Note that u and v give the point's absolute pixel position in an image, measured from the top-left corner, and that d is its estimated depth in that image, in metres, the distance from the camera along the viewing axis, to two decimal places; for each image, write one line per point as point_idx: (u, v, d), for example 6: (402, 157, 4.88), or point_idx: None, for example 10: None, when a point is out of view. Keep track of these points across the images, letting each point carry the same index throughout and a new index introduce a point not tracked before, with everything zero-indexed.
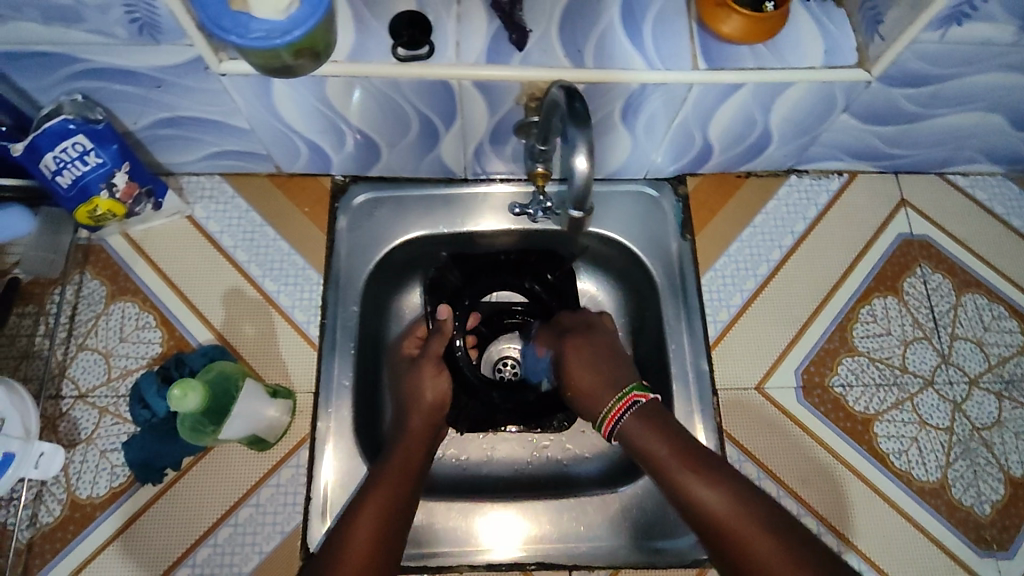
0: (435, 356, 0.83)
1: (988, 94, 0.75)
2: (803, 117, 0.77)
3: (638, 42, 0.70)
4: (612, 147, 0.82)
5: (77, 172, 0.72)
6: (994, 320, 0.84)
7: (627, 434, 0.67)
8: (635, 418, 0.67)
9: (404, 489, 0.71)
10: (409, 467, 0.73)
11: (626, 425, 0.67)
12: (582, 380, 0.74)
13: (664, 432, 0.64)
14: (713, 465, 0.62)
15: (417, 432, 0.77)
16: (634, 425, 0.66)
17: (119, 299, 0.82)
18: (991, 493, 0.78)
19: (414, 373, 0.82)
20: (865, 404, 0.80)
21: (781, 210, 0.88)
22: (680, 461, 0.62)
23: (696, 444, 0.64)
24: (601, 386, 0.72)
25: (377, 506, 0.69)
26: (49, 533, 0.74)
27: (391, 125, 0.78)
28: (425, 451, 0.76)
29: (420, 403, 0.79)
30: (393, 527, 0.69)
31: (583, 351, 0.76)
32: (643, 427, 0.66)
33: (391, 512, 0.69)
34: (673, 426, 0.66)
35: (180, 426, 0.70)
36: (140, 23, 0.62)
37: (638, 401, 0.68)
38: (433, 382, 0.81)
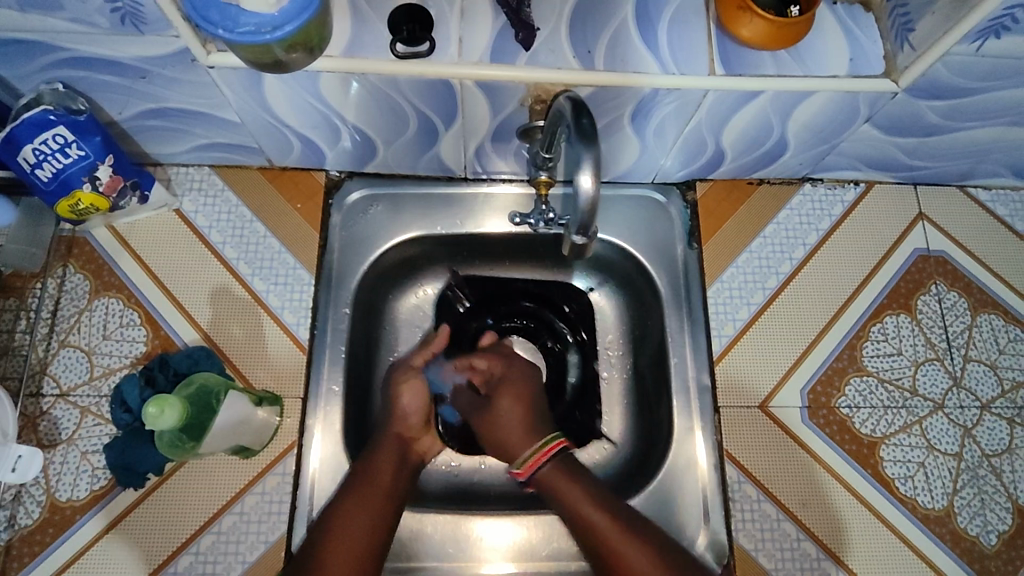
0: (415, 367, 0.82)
1: (1019, 108, 0.71)
2: (822, 126, 0.73)
3: (653, 44, 0.66)
4: (620, 151, 0.78)
5: (58, 165, 0.68)
6: (1009, 343, 0.81)
7: (545, 482, 0.69)
8: (554, 468, 0.69)
9: (380, 503, 0.69)
10: (383, 479, 0.71)
11: (546, 474, 0.69)
12: (507, 409, 0.77)
13: (584, 487, 0.68)
14: (629, 516, 0.66)
15: (391, 442, 0.75)
16: (555, 476, 0.69)
17: (103, 295, 0.79)
18: (998, 523, 0.75)
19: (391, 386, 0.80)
20: (871, 427, 0.78)
21: (794, 220, 0.84)
22: (599, 512, 0.66)
23: (610, 494, 0.68)
24: (524, 425, 0.75)
25: (355, 521, 0.67)
26: (28, 536, 0.72)
27: (389, 122, 0.74)
28: (397, 461, 0.73)
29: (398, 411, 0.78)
30: (374, 545, 0.66)
31: (520, 390, 0.79)
32: (562, 477, 0.69)
33: (371, 528, 0.67)
34: (592, 478, 0.69)
35: (157, 442, 0.68)
36: (122, 12, 0.58)
37: (559, 450, 0.71)
38: (414, 394, 0.79)
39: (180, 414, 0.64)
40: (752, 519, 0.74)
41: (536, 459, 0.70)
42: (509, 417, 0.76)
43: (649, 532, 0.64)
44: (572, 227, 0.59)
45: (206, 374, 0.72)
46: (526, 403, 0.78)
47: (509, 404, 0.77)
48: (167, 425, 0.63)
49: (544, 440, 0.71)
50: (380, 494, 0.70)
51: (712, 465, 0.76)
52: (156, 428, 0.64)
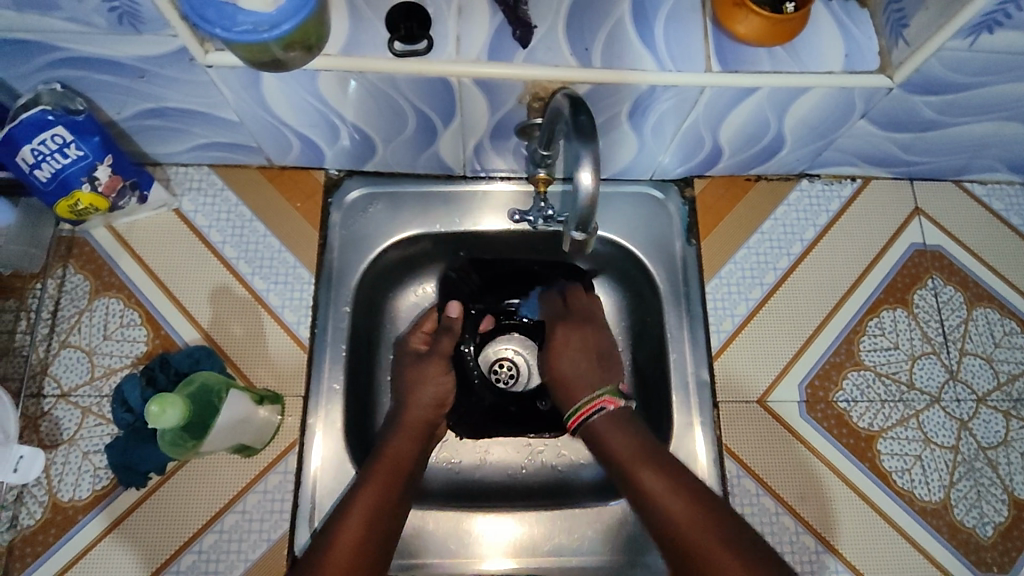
0: (441, 354, 0.81)
1: (1014, 103, 0.72)
2: (819, 122, 0.74)
3: (650, 41, 0.66)
4: (618, 148, 0.78)
5: (57, 165, 0.68)
6: (1005, 336, 0.82)
7: (596, 431, 0.73)
8: (603, 419, 0.73)
9: (394, 489, 0.70)
10: (401, 462, 0.72)
11: (597, 424, 0.73)
12: (564, 368, 0.80)
13: (629, 435, 0.71)
14: (668, 465, 0.68)
15: (414, 424, 0.76)
16: (603, 425, 0.72)
17: (103, 295, 0.79)
18: (994, 515, 0.76)
19: (416, 369, 0.80)
20: (869, 421, 0.78)
21: (791, 216, 0.85)
22: (644, 464, 0.68)
23: (662, 448, 0.70)
24: (581, 379, 0.78)
25: (366, 509, 0.68)
26: (30, 536, 0.72)
27: (387, 121, 0.74)
28: (417, 445, 0.75)
29: (418, 399, 0.78)
30: (379, 533, 0.67)
31: (577, 342, 0.81)
32: (611, 427, 0.72)
33: (380, 514, 0.68)
34: (642, 431, 0.72)
35: (159, 440, 0.67)
36: (119, 11, 0.58)
37: (606, 406, 0.73)
38: (434, 381, 0.79)
39: (183, 412, 0.64)
40: (751, 513, 0.75)
41: (582, 415, 0.74)
42: (562, 374, 0.80)
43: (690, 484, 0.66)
44: (571, 225, 0.59)
45: (207, 373, 0.72)
46: (585, 356, 0.80)
47: (566, 359, 0.80)
48: (171, 421, 0.63)
49: (590, 396, 0.75)
50: (394, 477, 0.71)
51: (711, 460, 0.76)
52: (159, 426, 0.63)
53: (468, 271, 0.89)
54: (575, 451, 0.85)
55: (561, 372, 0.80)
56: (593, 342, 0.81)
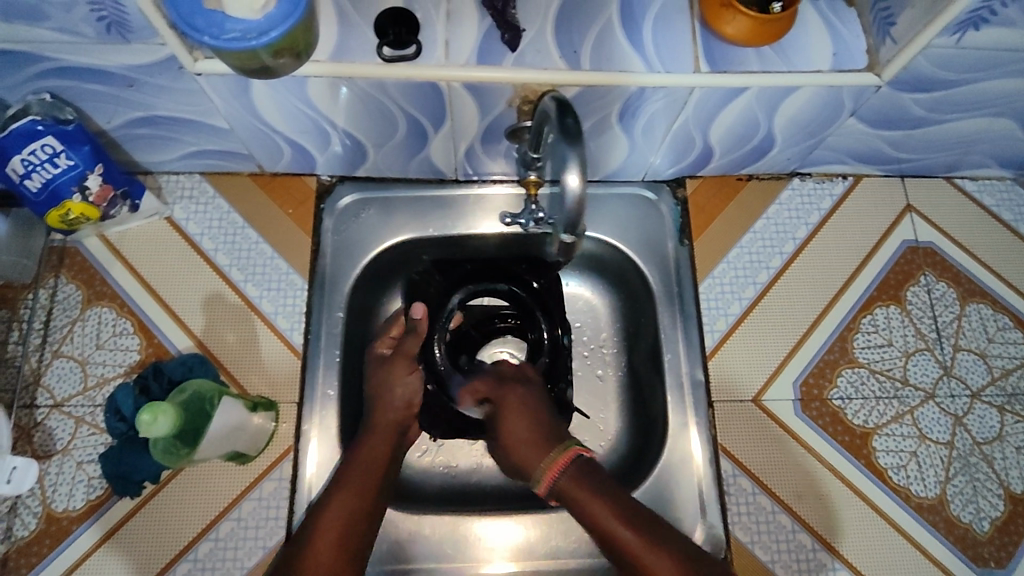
0: (408, 354, 0.78)
1: (1003, 99, 0.72)
2: (809, 121, 0.74)
3: (638, 43, 0.66)
4: (609, 150, 0.78)
5: (47, 175, 0.68)
6: (998, 331, 0.82)
7: (562, 493, 0.63)
8: (573, 478, 0.63)
9: (373, 487, 0.69)
10: (376, 461, 0.71)
11: (566, 484, 0.62)
12: (513, 433, 0.70)
13: (606, 498, 0.60)
14: (660, 532, 0.58)
15: (386, 425, 0.75)
16: (574, 486, 0.62)
17: (95, 304, 0.79)
18: (991, 509, 0.76)
19: (383, 373, 0.78)
20: (864, 418, 0.78)
21: (783, 215, 0.85)
22: (627, 526, 0.58)
23: (643, 511, 0.60)
24: (532, 444, 0.68)
25: (343, 506, 0.67)
26: (25, 547, 0.72)
27: (378, 126, 0.74)
28: (393, 444, 0.74)
29: (387, 399, 0.76)
30: (358, 531, 0.66)
31: (516, 407, 0.71)
32: (583, 490, 0.61)
33: (359, 513, 0.67)
34: (614, 487, 0.62)
35: (152, 449, 0.67)
36: (108, 21, 0.58)
37: (581, 455, 0.64)
38: (404, 380, 0.77)
39: (175, 420, 0.63)
40: (747, 512, 0.75)
41: (548, 478, 0.64)
42: (515, 440, 0.69)
43: (687, 551, 0.57)
44: (560, 227, 0.59)
45: (200, 381, 0.72)
46: (530, 420, 0.70)
47: (512, 422, 0.71)
48: (160, 432, 0.63)
49: (555, 453, 0.65)
50: (371, 477, 0.70)
51: (708, 461, 0.76)
52: (150, 436, 0.63)
53: (433, 274, 0.87)
54: None
55: (509, 436, 0.70)
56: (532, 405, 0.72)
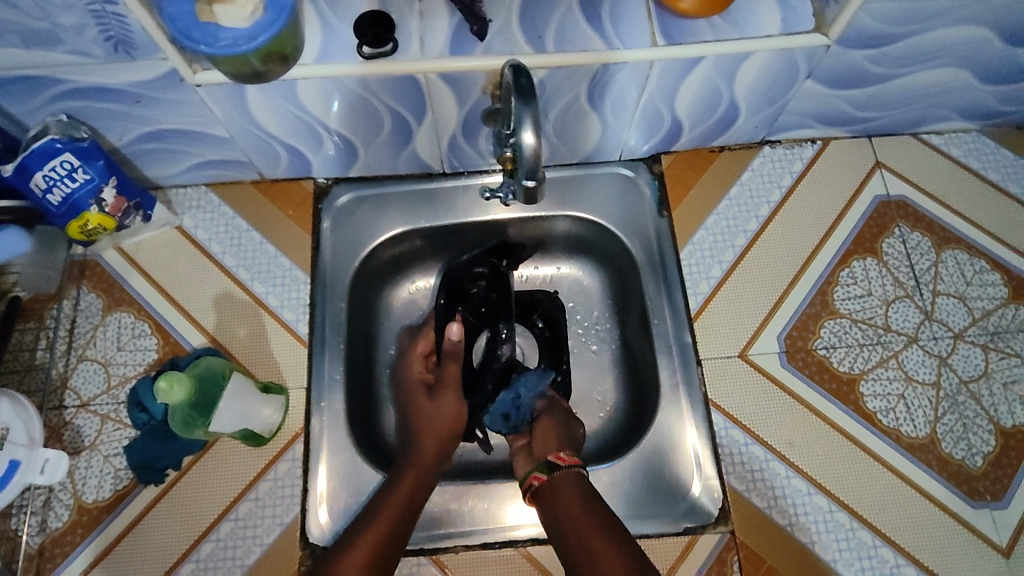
0: (421, 354, 0.86)
1: (953, 49, 0.75)
2: (768, 87, 0.78)
3: (597, 24, 0.72)
4: (583, 130, 0.83)
5: (67, 190, 0.75)
6: (976, 275, 0.84)
7: (554, 486, 0.72)
8: (572, 477, 0.72)
9: (410, 506, 0.73)
10: (415, 494, 0.74)
11: (562, 479, 0.72)
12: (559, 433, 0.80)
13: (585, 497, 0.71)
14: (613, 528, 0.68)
15: (428, 454, 0.77)
16: (565, 481, 0.72)
17: (115, 310, 0.85)
18: (982, 445, 0.77)
19: (431, 402, 0.82)
20: (849, 365, 0.80)
21: (756, 180, 0.89)
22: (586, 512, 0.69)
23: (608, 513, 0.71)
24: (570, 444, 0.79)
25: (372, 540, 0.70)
26: (59, 537, 0.76)
27: (365, 124, 0.80)
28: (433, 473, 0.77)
29: (434, 428, 0.80)
30: (388, 551, 0.70)
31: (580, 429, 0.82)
32: (569, 488, 0.72)
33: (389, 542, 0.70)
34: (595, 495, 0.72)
35: (171, 419, 0.72)
36: (114, 40, 0.64)
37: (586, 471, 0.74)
38: (450, 406, 0.82)
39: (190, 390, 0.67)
40: (741, 462, 0.77)
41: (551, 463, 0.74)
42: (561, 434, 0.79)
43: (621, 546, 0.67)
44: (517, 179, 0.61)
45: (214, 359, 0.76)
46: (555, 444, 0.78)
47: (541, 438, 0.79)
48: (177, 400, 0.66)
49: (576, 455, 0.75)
50: (409, 500, 0.73)
51: (698, 416, 0.78)
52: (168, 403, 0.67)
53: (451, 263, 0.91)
54: None
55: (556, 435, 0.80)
56: (567, 431, 0.80)
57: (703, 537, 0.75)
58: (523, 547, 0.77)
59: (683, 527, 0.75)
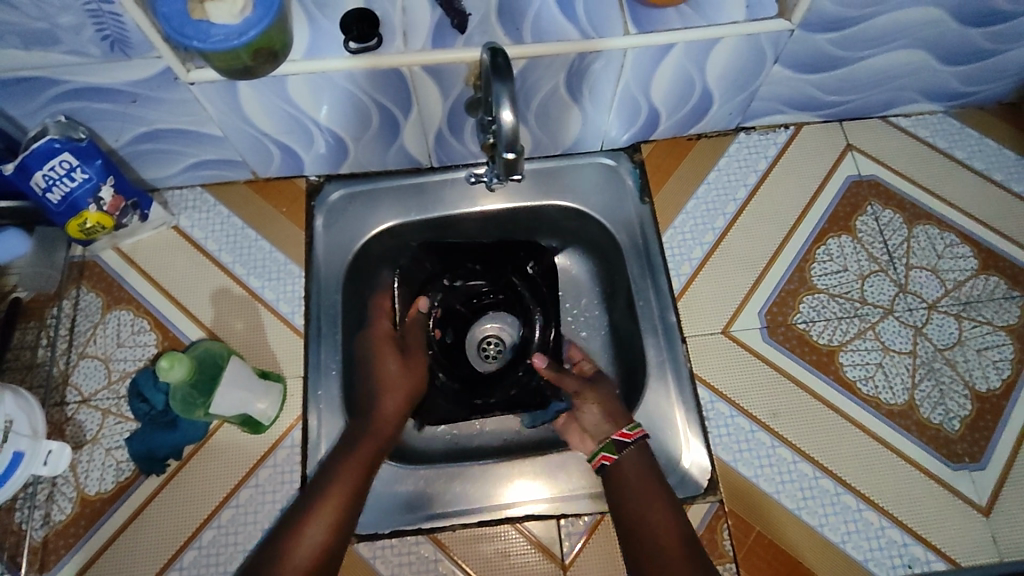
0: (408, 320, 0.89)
1: (911, 30, 0.79)
2: (738, 72, 0.82)
3: (572, 16, 0.75)
4: (564, 121, 0.87)
5: (66, 189, 0.77)
6: (947, 248, 0.87)
7: (625, 461, 0.75)
8: (636, 450, 0.75)
9: (365, 479, 0.75)
10: (365, 462, 0.75)
11: (631, 453, 0.75)
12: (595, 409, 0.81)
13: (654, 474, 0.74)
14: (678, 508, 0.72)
15: (382, 420, 0.80)
16: (634, 456, 0.75)
17: (115, 308, 0.87)
18: (959, 409, 0.80)
19: (389, 361, 0.84)
20: (828, 337, 0.83)
21: (733, 165, 0.92)
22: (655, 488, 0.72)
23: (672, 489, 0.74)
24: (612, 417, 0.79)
25: (327, 512, 0.71)
26: (63, 529, 0.78)
27: (354, 119, 0.83)
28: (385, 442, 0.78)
29: (390, 389, 0.82)
30: (347, 519, 0.72)
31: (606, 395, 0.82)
32: (640, 464, 0.75)
33: (343, 513, 0.72)
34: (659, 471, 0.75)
35: (172, 399, 0.74)
36: (111, 39, 0.67)
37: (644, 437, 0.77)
38: (406, 370, 0.85)
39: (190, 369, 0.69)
40: (727, 433, 0.79)
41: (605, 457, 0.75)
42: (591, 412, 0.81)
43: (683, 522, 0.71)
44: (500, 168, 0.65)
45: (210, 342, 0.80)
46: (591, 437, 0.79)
47: (586, 409, 0.81)
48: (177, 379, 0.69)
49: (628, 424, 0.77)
50: (363, 470, 0.75)
51: (684, 393, 0.81)
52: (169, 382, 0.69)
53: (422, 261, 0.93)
54: None
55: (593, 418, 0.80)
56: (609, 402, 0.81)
57: (692, 506, 0.77)
58: (518, 524, 0.79)
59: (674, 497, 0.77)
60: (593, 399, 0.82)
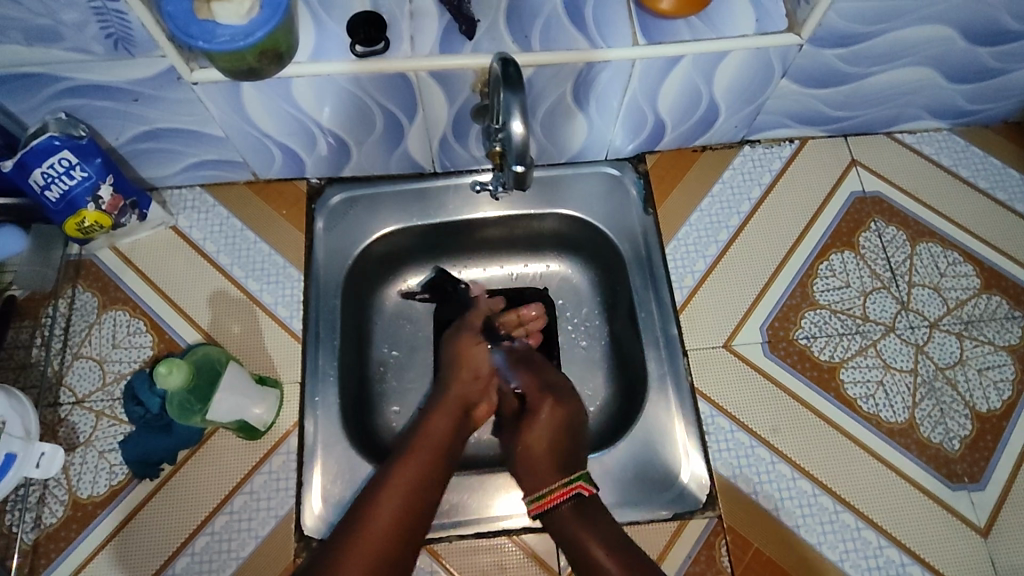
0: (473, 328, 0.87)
1: (919, 47, 0.79)
2: (745, 85, 0.82)
3: (581, 25, 0.75)
4: (570, 129, 0.86)
5: (64, 187, 0.76)
6: (949, 266, 0.87)
7: (558, 519, 0.73)
8: (572, 506, 0.73)
9: (442, 454, 0.76)
10: (439, 440, 0.77)
11: (563, 511, 0.72)
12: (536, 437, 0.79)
13: (593, 525, 0.71)
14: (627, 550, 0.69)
15: (451, 404, 0.81)
16: (568, 513, 0.72)
17: (110, 309, 0.86)
18: (959, 429, 0.80)
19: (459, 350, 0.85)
20: (830, 353, 0.83)
21: (738, 178, 0.92)
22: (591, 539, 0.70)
23: (620, 536, 0.71)
24: (547, 451, 0.77)
25: (406, 479, 0.72)
26: (53, 533, 0.77)
27: (358, 123, 0.82)
28: (455, 420, 0.79)
29: (459, 375, 0.83)
30: (428, 492, 0.72)
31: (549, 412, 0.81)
32: (575, 518, 0.72)
33: (424, 482, 0.72)
34: (605, 521, 0.72)
35: (168, 405, 0.72)
36: (114, 37, 0.66)
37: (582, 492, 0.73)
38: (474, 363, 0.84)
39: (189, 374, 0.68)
40: (727, 448, 0.79)
41: (544, 504, 0.73)
42: (537, 438, 0.79)
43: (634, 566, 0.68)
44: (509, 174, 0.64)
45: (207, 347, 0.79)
46: (550, 454, 0.77)
47: (534, 432, 0.79)
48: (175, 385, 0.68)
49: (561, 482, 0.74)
50: (441, 444, 0.76)
51: (686, 407, 0.80)
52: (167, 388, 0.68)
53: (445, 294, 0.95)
54: None
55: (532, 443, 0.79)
56: (553, 429, 0.79)
57: (691, 522, 0.76)
58: (516, 536, 0.78)
59: (672, 512, 0.76)
60: (545, 415, 0.80)
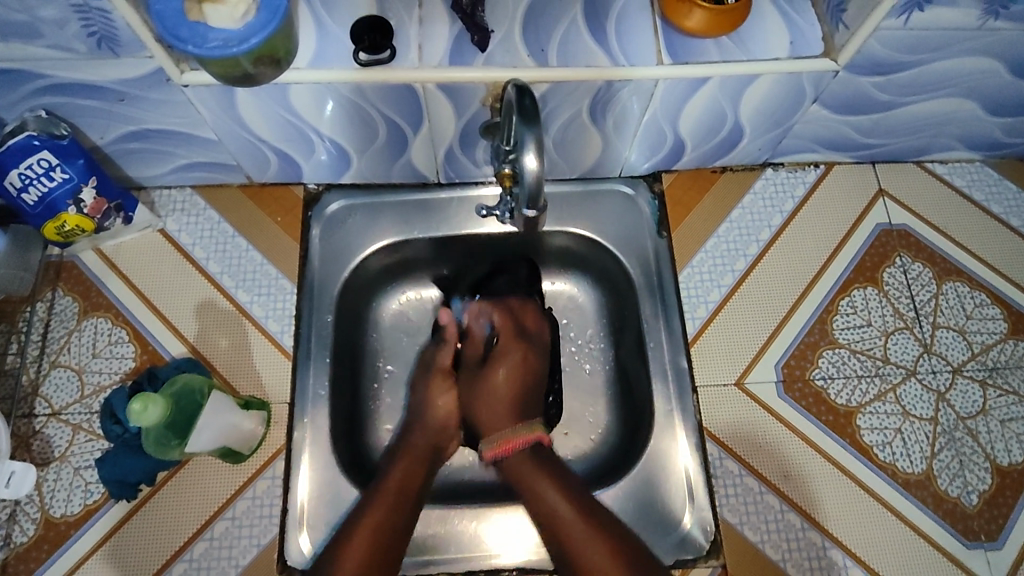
0: (445, 368, 0.83)
1: (961, 78, 0.74)
2: (773, 109, 0.77)
3: (602, 40, 0.70)
4: (584, 147, 0.81)
5: (43, 189, 0.71)
6: (976, 308, 0.83)
7: (512, 471, 0.75)
8: (525, 457, 0.75)
9: (407, 500, 0.72)
10: (408, 485, 0.73)
11: (516, 468, 0.74)
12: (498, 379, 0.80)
13: (548, 478, 0.73)
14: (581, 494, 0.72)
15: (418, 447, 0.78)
16: (522, 466, 0.74)
17: (91, 315, 0.82)
18: (978, 483, 0.76)
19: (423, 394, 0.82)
20: (847, 397, 0.79)
21: (758, 204, 0.87)
22: (546, 485, 0.72)
23: (576, 486, 0.73)
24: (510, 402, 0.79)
25: (367, 529, 0.69)
26: (23, 553, 0.73)
27: (359, 131, 0.77)
28: (424, 467, 0.76)
29: (428, 422, 0.80)
30: (389, 545, 0.69)
31: (519, 363, 0.81)
32: (526, 467, 0.74)
33: (388, 533, 0.69)
34: (560, 471, 0.74)
35: (145, 439, 0.69)
36: (98, 36, 0.61)
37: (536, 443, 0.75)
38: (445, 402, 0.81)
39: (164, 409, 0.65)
40: (735, 494, 0.75)
41: (504, 449, 0.75)
42: (494, 389, 0.80)
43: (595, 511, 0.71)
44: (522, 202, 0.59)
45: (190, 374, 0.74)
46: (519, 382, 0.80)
47: (495, 373, 0.80)
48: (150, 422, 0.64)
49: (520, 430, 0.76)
50: (405, 489, 0.73)
51: (694, 447, 0.76)
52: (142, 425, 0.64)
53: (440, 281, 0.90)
54: (561, 448, 0.85)
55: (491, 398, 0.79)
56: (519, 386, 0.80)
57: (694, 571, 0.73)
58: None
59: (675, 559, 0.73)
60: (504, 364, 0.80)
